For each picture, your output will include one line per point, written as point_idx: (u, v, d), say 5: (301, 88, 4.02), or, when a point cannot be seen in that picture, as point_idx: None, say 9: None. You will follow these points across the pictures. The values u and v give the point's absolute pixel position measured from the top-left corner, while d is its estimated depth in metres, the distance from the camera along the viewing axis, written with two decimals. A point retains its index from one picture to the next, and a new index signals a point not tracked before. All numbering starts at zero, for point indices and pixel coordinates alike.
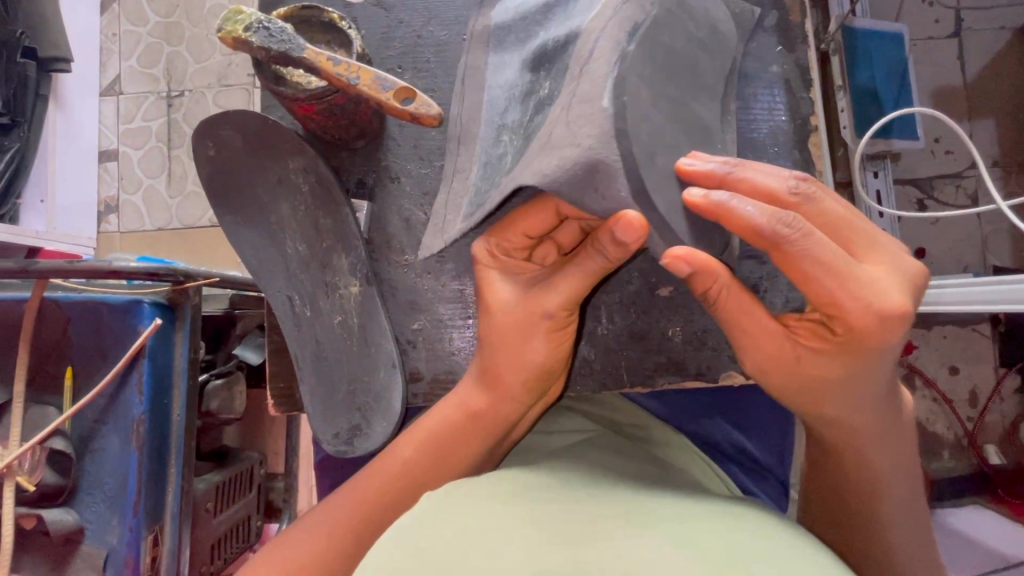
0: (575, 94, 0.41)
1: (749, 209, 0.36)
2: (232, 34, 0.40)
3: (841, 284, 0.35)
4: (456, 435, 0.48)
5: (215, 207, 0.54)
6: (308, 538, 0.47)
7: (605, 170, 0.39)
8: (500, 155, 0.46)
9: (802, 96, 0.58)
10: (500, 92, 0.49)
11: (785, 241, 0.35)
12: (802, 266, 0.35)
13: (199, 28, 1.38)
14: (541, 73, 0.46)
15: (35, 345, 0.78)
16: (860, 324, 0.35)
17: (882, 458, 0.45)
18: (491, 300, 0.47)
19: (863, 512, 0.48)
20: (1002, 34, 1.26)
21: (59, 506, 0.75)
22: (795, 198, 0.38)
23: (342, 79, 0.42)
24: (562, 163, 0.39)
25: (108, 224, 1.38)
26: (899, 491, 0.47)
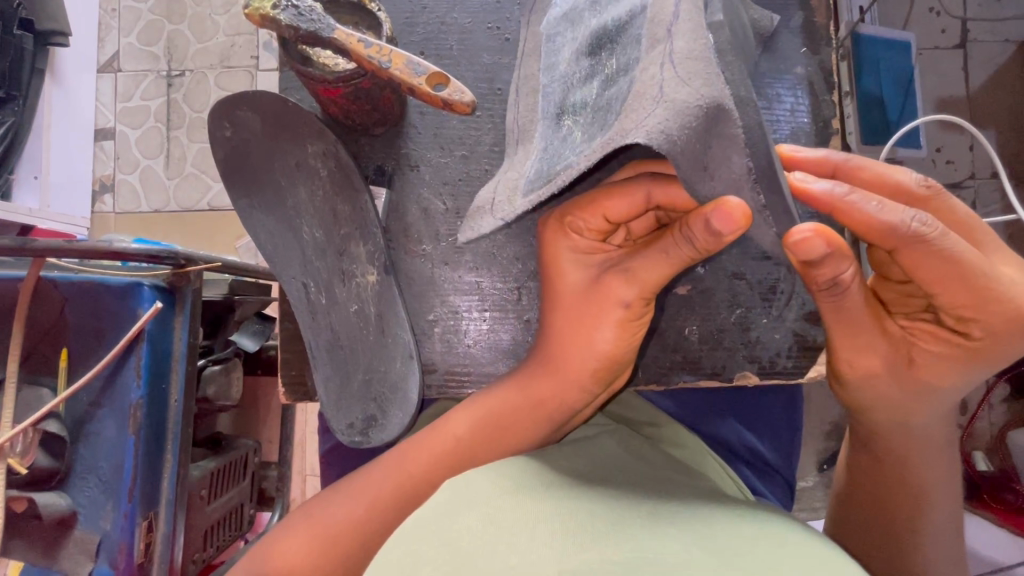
0: (667, 55, 0.33)
1: (872, 205, 0.39)
2: (260, 12, 0.40)
3: (979, 286, 0.39)
4: (533, 422, 0.48)
5: (230, 190, 0.53)
6: (343, 498, 0.49)
7: (719, 150, 0.33)
8: (566, 137, 0.42)
9: (825, 98, 0.58)
10: (557, 84, 0.46)
11: (926, 237, 0.38)
12: (936, 266, 0.39)
13: (202, 7, 1.35)
14: (603, 54, 0.41)
15: (30, 326, 0.76)
16: (991, 324, 0.40)
17: (932, 462, 0.48)
18: (587, 287, 0.48)
19: (904, 522, 0.49)
20: (1006, 47, 1.27)
21: (51, 490, 0.74)
22: (926, 190, 0.43)
23: (373, 62, 0.41)
24: (670, 131, 0.31)
25: (104, 203, 1.35)
26: (945, 504, 0.49)
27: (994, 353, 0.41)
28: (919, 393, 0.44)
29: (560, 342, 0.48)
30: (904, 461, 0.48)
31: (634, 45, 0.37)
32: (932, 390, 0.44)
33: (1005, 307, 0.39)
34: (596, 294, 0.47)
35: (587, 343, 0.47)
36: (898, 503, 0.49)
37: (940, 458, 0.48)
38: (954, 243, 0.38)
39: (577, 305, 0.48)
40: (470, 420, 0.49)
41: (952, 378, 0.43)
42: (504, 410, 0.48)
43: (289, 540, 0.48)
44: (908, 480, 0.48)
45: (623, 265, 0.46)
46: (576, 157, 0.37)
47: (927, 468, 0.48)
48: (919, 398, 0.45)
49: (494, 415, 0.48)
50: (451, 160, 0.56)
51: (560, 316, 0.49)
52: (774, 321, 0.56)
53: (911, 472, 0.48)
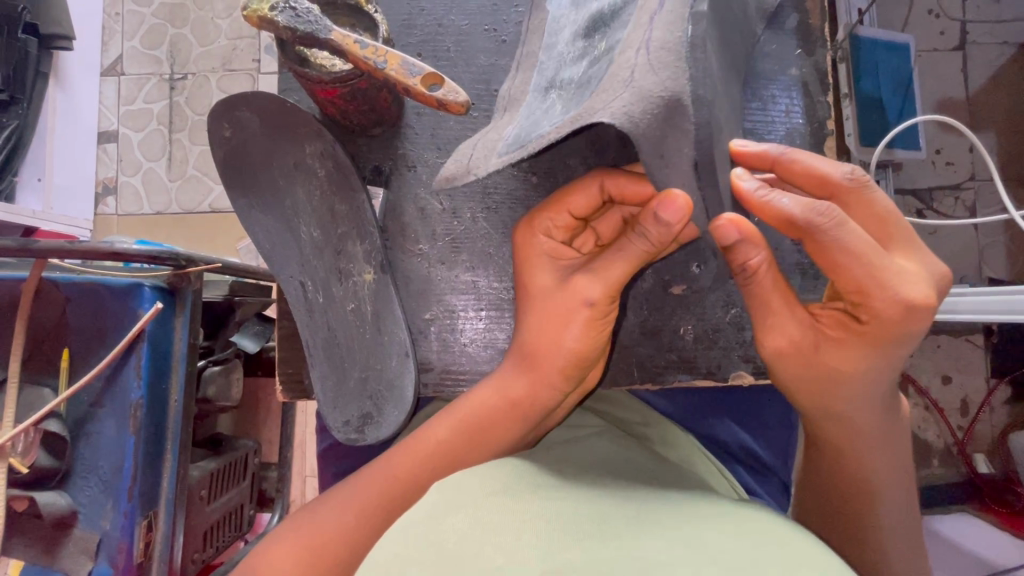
0: (644, 45, 0.38)
1: (785, 200, 0.39)
2: (259, 13, 0.40)
3: (870, 275, 0.39)
4: (490, 421, 0.48)
5: (229, 189, 0.54)
6: (331, 512, 0.48)
7: (674, 137, 0.37)
8: (547, 108, 0.44)
9: (820, 99, 0.59)
10: (552, 61, 0.49)
11: (819, 229, 0.39)
12: (835, 255, 0.39)
13: (205, 11, 1.36)
14: (595, 37, 0.46)
15: (32, 327, 0.77)
16: (884, 312, 0.39)
17: (879, 458, 0.48)
18: (557, 289, 0.48)
19: (860, 521, 0.50)
20: (1005, 49, 1.27)
21: (52, 489, 0.74)
22: (851, 182, 0.42)
23: (369, 62, 0.41)
24: (639, 108, 0.35)
25: (106, 206, 1.36)
26: (894, 498, 0.50)
27: (898, 344, 0.41)
28: (829, 384, 0.44)
29: (532, 340, 0.48)
30: (848, 460, 0.48)
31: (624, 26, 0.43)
32: (852, 384, 0.43)
33: (897, 297, 0.39)
34: (563, 296, 0.47)
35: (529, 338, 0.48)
36: (854, 502, 0.50)
37: (885, 454, 0.48)
38: (846, 234, 0.39)
39: (538, 306, 0.48)
40: (443, 426, 0.49)
41: (866, 372, 0.43)
42: (480, 415, 0.48)
43: (279, 550, 0.47)
44: (853, 477, 0.49)
45: (589, 265, 0.47)
46: (548, 128, 0.40)
47: (872, 467, 0.48)
48: (832, 390, 0.44)
49: (465, 417, 0.49)
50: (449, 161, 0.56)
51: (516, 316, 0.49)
52: None
53: (857, 471, 0.48)
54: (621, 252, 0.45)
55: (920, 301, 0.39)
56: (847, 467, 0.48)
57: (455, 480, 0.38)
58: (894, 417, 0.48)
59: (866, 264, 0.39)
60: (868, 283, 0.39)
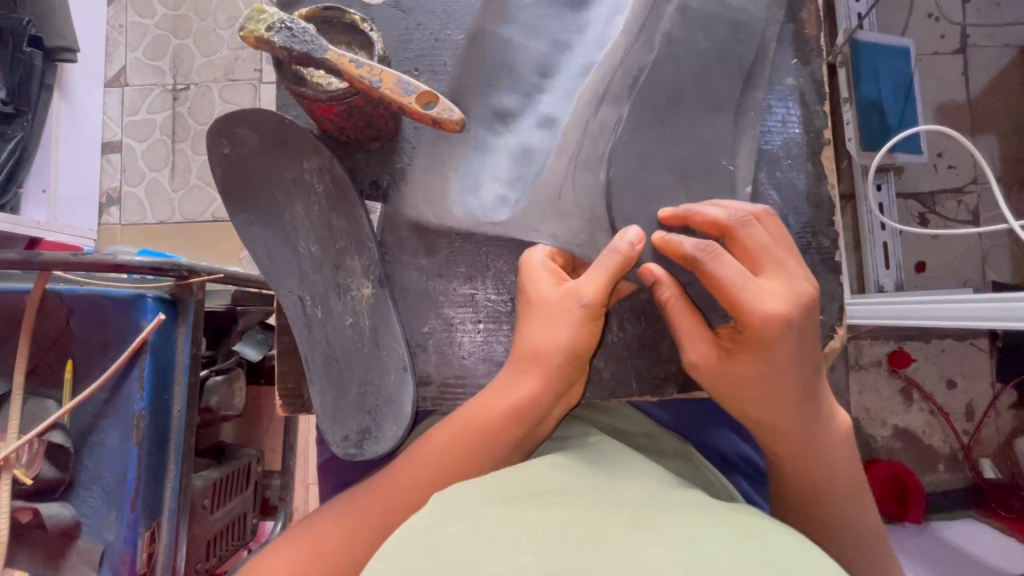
0: (577, 160, 0.55)
1: (688, 241, 0.48)
2: (255, 33, 0.40)
3: (744, 294, 0.45)
4: (475, 429, 0.47)
5: (229, 206, 0.54)
6: (332, 523, 0.49)
7: (594, 233, 0.53)
8: (517, 173, 0.56)
9: (816, 109, 0.59)
10: (529, 110, 0.57)
11: (703, 261, 0.46)
12: (717, 282, 0.46)
13: (207, 22, 1.37)
14: (562, 104, 0.57)
15: (35, 339, 0.77)
16: (761, 326, 0.44)
17: (823, 463, 0.50)
18: (554, 292, 0.49)
19: (826, 535, 0.51)
20: (1005, 52, 1.27)
21: (56, 500, 0.75)
22: (734, 224, 0.48)
23: (365, 81, 0.42)
24: (569, 228, 0.53)
25: (109, 216, 1.37)
26: (852, 512, 0.51)
27: (786, 351, 0.45)
28: (744, 396, 0.47)
29: (530, 341, 0.48)
30: (802, 473, 0.50)
31: (588, 58, 0.57)
32: (768, 395, 0.47)
33: (768, 311, 0.44)
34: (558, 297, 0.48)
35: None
36: (816, 515, 0.51)
37: (830, 467, 0.50)
38: (722, 263, 0.46)
39: (547, 307, 0.48)
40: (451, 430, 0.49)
41: (775, 382, 0.46)
42: (475, 420, 0.48)
43: (278, 562, 0.47)
44: (805, 484, 0.50)
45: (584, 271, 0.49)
46: (513, 215, 0.55)
47: (816, 478, 0.50)
48: (749, 404, 0.48)
49: (463, 420, 0.48)
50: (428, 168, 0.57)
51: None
52: None
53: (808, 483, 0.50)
54: (608, 257, 0.48)
55: (787, 311, 0.44)
56: (801, 476, 0.50)
57: (452, 495, 0.39)
58: (833, 427, 0.50)
59: (739, 285, 0.45)
60: (743, 302, 0.45)
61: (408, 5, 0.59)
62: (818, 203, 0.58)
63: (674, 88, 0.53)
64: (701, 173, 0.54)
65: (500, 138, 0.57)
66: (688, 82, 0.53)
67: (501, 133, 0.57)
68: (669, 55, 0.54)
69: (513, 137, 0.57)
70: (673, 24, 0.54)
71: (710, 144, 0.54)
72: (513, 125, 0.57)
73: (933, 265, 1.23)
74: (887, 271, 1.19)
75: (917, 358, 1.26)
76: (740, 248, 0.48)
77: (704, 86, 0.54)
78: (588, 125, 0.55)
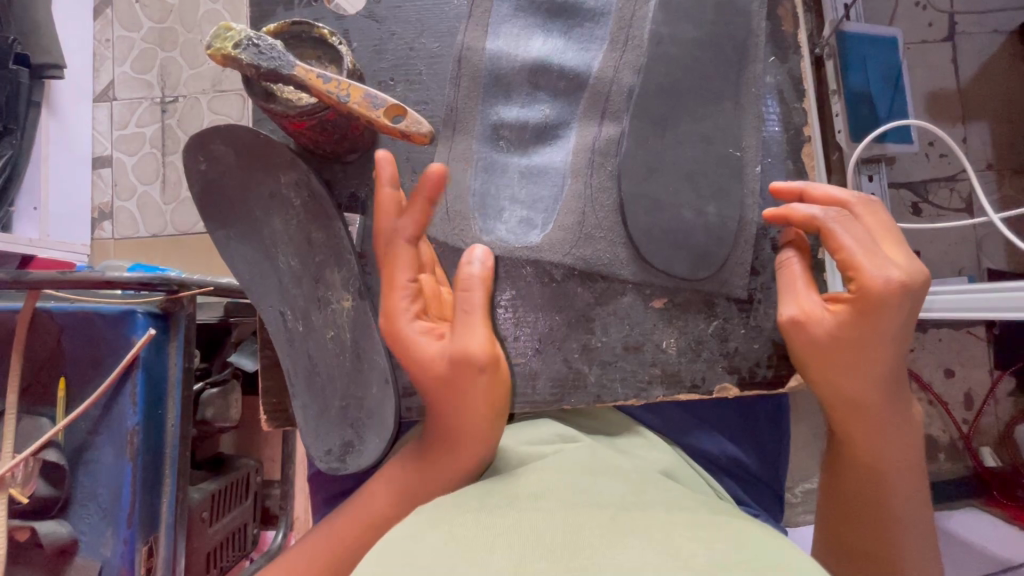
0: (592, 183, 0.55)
1: (814, 208, 0.52)
2: (222, 51, 0.42)
3: (863, 259, 0.49)
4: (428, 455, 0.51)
5: (207, 222, 0.55)
6: (308, 545, 0.53)
7: (604, 245, 0.55)
8: (533, 193, 0.56)
9: (795, 106, 0.59)
10: (535, 124, 0.57)
11: (828, 223, 0.51)
12: (840, 243, 0.50)
13: (193, 33, 1.37)
14: (566, 117, 0.57)
15: (28, 358, 0.78)
16: (877, 289, 0.47)
17: (896, 444, 0.52)
18: (437, 350, 0.48)
19: (880, 530, 0.53)
20: (995, 37, 1.25)
21: (53, 518, 0.75)
22: (855, 205, 0.52)
23: (333, 96, 0.43)
24: (596, 250, 0.55)
25: (102, 231, 1.38)
26: (907, 506, 0.53)
27: (890, 326, 0.48)
28: (843, 359, 0.49)
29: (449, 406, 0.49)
30: (866, 453, 0.52)
31: (579, 65, 0.57)
32: (862, 367, 0.49)
33: (886, 279, 0.47)
34: (442, 352, 0.48)
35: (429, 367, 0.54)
36: (868, 505, 0.53)
37: (899, 451, 0.52)
38: (842, 232, 0.50)
39: (444, 379, 0.48)
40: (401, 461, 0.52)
41: (869, 353, 0.49)
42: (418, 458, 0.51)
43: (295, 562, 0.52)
44: (878, 465, 0.52)
45: (459, 321, 0.49)
46: (540, 235, 0.56)
47: (881, 462, 0.52)
48: (848, 369, 0.50)
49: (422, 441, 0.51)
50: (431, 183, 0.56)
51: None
52: (752, 331, 0.57)
53: (869, 466, 0.53)
54: (473, 289, 0.49)
55: (909, 281, 0.47)
56: (867, 454, 0.52)
57: (433, 510, 0.40)
58: (910, 412, 0.52)
59: (863, 254, 0.49)
60: (861, 268, 0.48)
61: (382, 14, 0.59)
62: None
63: (663, 91, 0.53)
64: (678, 175, 0.54)
65: (510, 160, 0.56)
66: (663, 87, 0.53)
67: (512, 155, 0.56)
68: (650, 69, 0.53)
69: (524, 157, 0.57)
70: (652, 24, 0.54)
71: (690, 147, 0.54)
72: (520, 141, 0.57)
73: (927, 254, 1.23)
74: None
75: (914, 349, 1.25)
76: (865, 221, 0.51)
77: (680, 91, 0.54)
78: (576, 144, 0.56)
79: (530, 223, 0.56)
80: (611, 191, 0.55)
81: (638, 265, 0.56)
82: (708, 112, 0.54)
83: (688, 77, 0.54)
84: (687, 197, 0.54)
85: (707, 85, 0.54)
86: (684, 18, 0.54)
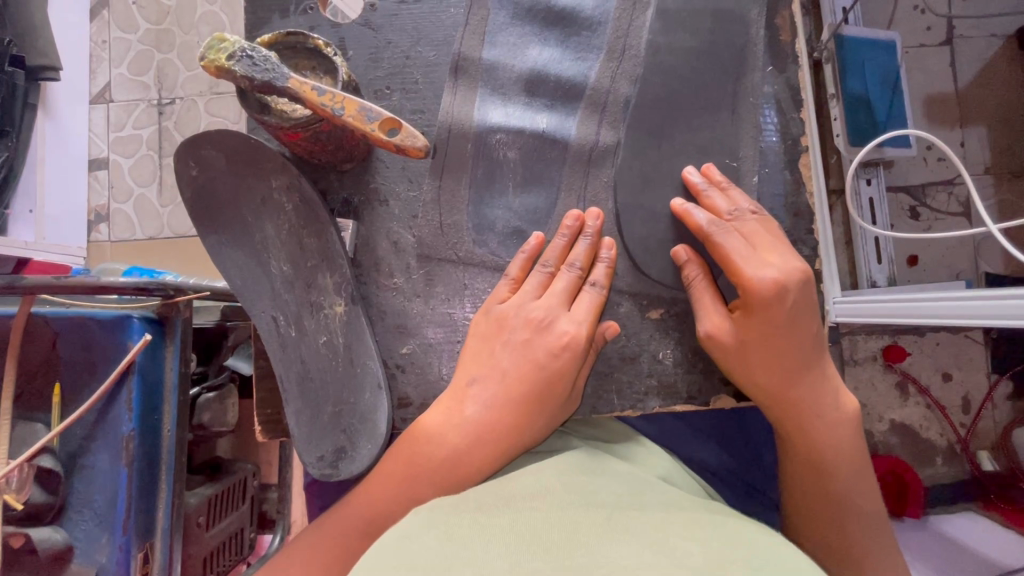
0: (586, 194, 0.56)
1: (700, 216, 0.52)
2: (216, 63, 0.41)
3: (745, 265, 0.49)
4: (464, 479, 0.49)
5: (199, 228, 0.55)
6: (301, 549, 0.52)
7: None
8: (528, 205, 0.56)
9: (793, 116, 0.59)
10: (531, 133, 0.56)
11: (713, 235, 0.51)
12: (725, 253, 0.50)
13: (189, 35, 1.36)
14: (564, 124, 0.56)
15: (22, 364, 0.77)
16: (760, 292, 0.48)
17: (828, 439, 0.51)
18: (566, 399, 0.52)
19: (840, 534, 0.52)
20: (994, 41, 1.24)
21: (48, 525, 0.74)
22: (738, 212, 0.52)
23: (327, 109, 0.43)
24: None
25: (99, 233, 1.37)
26: (859, 504, 0.52)
27: (793, 325, 0.49)
28: (751, 361, 0.50)
29: (512, 439, 0.49)
30: (806, 460, 0.52)
31: (576, 75, 0.57)
32: (784, 368, 0.50)
33: (768, 281, 0.48)
34: (567, 402, 0.52)
35: (466, 385, 0.51)
36: (826, 508, 0.53)
37: (841, 451, 0.52)
38: (727, 240, 0.51)
39: (543, 420, 0.51)
40: (392, 478, 0.49)
41: (783, 353, 0.50)
42: (409, 466, 0.49)
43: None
44: (816, 463, 0.52)
45: (581, 374, 0.53)
46: None
47: (825, 467, 0.52)
48: (758, 371, 0.50)
49: (444, 464, 0.49)
50: (425, 196, 0.56)
51: (508, 352, 0.51)
52: None
53: (813, 474, 0.52)
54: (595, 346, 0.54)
55: (785, 280, 0.48)
56: (798, 452, 0.52)
57: (429, 513, 0.40)
58: (841, 411, 0.52)
59: (742, 258, 0.50)
60: (745, 274, 0.49)
61: (378, 23, 0.58)
62: (796, 212, 0.58)
63: (659, 100, 0.54)
64: (674, 187, 0.54)
65: (507, 168, 0.56)
66: (659, 99, 0.54)
67: (508, 164, 0.56)
68: (646, 82, 0.54)
69: (521, 166, 0.56)
70: (649, 35, 0.54)
71: (686, 157, 0.54)
72: (518, 150, 0.56)
73: (925, 259, 1.23)
74: (880, 266, 1.18)
75: (912, 353, 1.25)
76: (748, 227, 0.52)
77: (676, 102, 0.54)
78: (573, 154, 0.56)
79: (524, 233, 0.56)
80: (607, 202, 0.56)
81: (634, 275, 0.56)
82: (705, 122, 0.54)
83: (684, 89, 0.54)
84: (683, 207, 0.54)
85: (704, 95, 0.54)
86: (681, 27, 0.54)
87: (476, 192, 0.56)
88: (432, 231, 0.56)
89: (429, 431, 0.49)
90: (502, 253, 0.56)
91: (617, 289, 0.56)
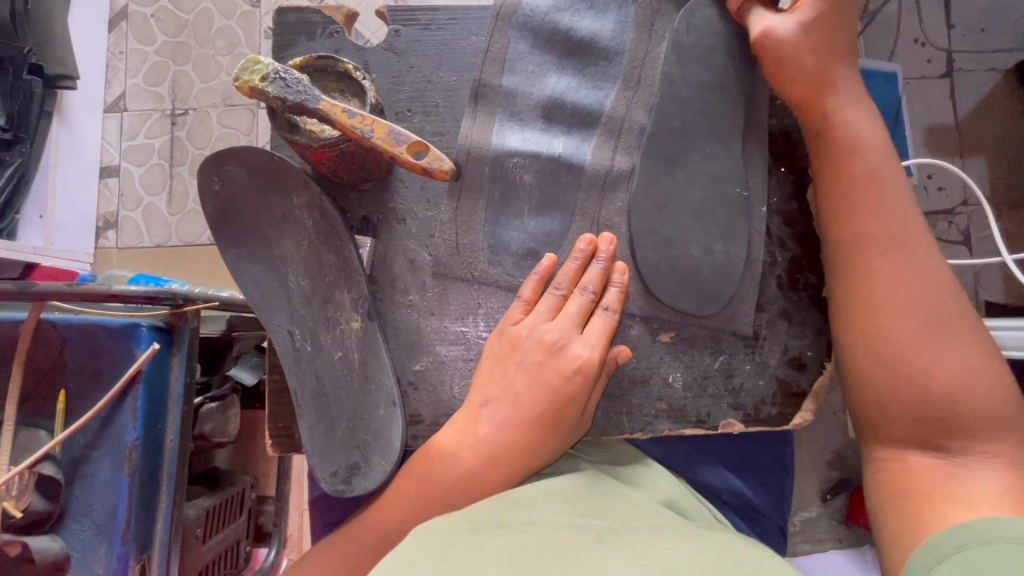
0: (599, 220, 0.57)
1: None
2: (250, 84, 0.43)
3: None
4: (479, 498, 0.50)
5: (219, 242, 0.56)
6: (313, 567, 0.52)
7: None
8: (546, 230, 0.57)
9: (801, 147, 0.60)
10: (549, 154, 0.57)
11: None
12: None
13: (205, 48, 1.38)
14: (580, 148, 0.58)
15: (29, 369, 0.77)
16: None
17: (863, 146, 0.53)
18: (577, 422, 0.52)
19: (888, 247, 0.52)
20: (991, 76, 1.25)
21: (46, 533, 0.74)
22: None
23: (357, 131, 0.45)
24: None
25: (107, 239, 1.38)
26: (937, 293, 0.50)
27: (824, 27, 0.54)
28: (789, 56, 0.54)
29: (525, 457, 0.50)
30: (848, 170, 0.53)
31: (592, 103, 0.58)
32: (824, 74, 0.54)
33: None
34: (578, 425, 0.52)
35: (479, 406, 0.52)
36: (873, 218, 0.52)
37: (939, 285, 0.51)
38: None
39: (552, 443, 0.51)
40: (408, 496, 0.50)
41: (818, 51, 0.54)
42: (425, 482, 0.50)
43: None
44: (859, 170, 0.53)
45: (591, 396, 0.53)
46: None
47: (927, 305, 0.50)
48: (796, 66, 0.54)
49: (458, 482, 0.49)
50: (442, 216, 0.57)
51: (520, 374, 0.52)
52: (757, 367, 0.58)
53: (900, 279, 0.51)
54: (606, 371, 0.54)
55: None
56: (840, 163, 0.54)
57: (433, 531, 0.41)
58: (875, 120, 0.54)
59: None
60: None
61: (401, 48, 0.60)
62: (806, 240, 0.59)
63: (673, 130, 0.56)
64: (687, 213, 0.56)
65: (524, 186, 0.57)
66: (670, 130, 0.55)
67: (525, 184, 0.57)
68: (659, 113, 0.56)
69: (536, 186, 0.57)
70: (665, 65, 0.56)
71: (699, 185, 0.56)
72: (535, 171, 0.57)
73: None
74: None
75: None
76: None
77: (687, 133, 0.56)
78: (588, 178, 0.57)
79: (538, 255, 0.57)
80: (620, 226, 0.57)
81: (645, 299, 0.57)
82: (716, 152, 0.56)
83: (695, 121, 0.56)
84: (694, 235, 0.56)
85: (715, 128, 0.56)
86: (694, 61, 0.56)
87: (492, 215, 0.57)
88: (449, 251, 0.57)
89: (451, 447, 0.50)
90: (518, 276, 0.57)
91: (628, 313, 0.57)
